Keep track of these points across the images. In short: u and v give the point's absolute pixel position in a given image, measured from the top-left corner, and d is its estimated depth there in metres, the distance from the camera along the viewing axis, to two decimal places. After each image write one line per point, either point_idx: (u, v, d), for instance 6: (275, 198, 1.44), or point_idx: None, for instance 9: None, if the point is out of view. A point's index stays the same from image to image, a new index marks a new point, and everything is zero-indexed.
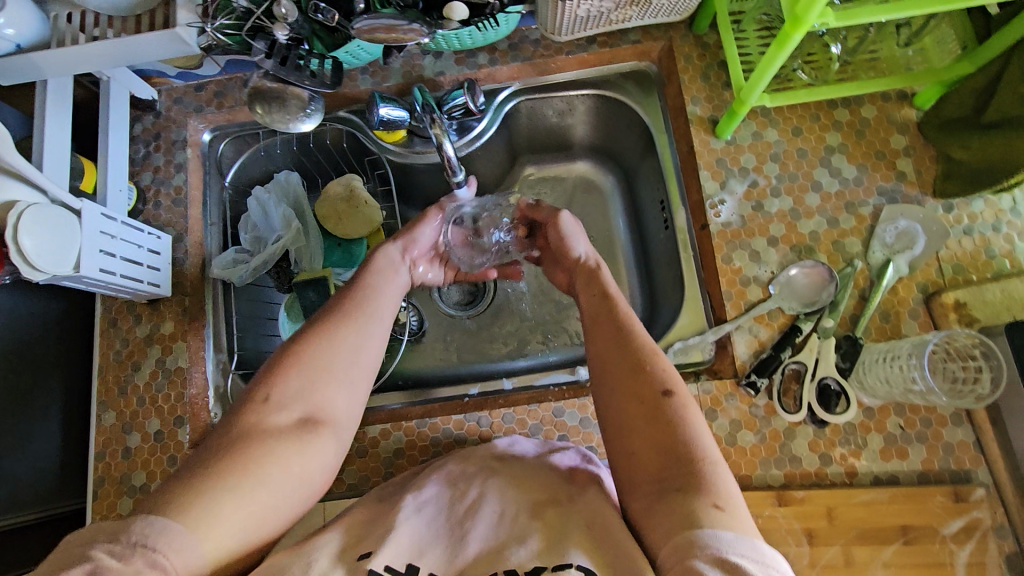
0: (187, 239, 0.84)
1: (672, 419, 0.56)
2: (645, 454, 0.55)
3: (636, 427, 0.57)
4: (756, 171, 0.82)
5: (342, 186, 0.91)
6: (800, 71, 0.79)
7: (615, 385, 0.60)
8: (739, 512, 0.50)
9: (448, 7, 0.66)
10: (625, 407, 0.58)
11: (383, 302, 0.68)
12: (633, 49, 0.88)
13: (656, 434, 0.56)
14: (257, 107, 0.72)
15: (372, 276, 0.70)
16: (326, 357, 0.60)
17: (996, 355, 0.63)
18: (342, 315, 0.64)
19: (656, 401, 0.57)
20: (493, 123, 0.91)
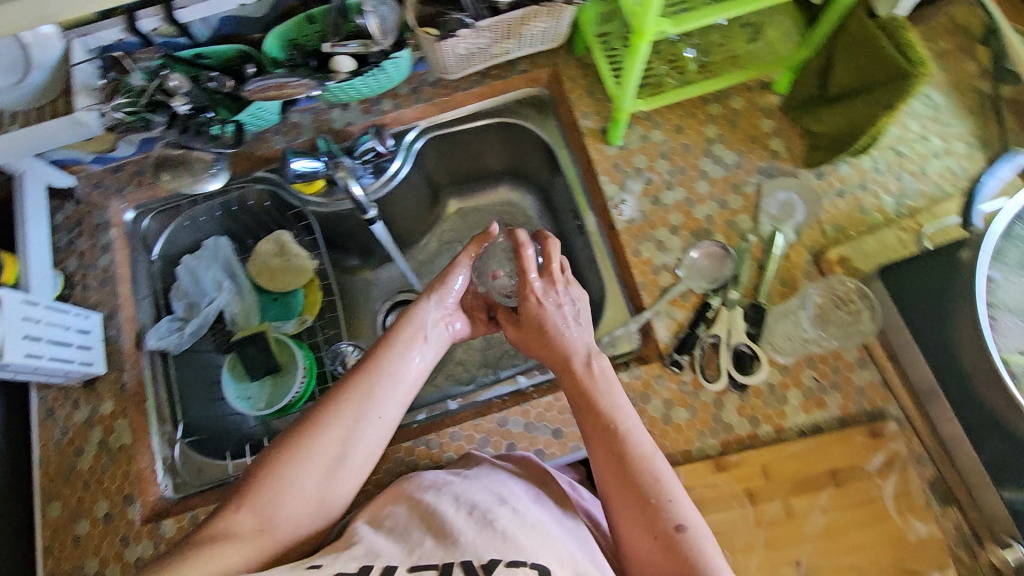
0: (118, 316, 0.85)
1: (664, 521, 0.60)
2: (645, 558, 0.60)
3: (636, 536, 0.61)
4: (649, 169, 0.90)
5: (272, 243, 0.97)
6: (668, 75, 0.87)
7: (619, 493, 0.62)
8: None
9: (333, 59, 0.72)
10: (631, 518, 0.61)
11: (381, 394, 0.65)
12: (523, 77, 0.96)
13: (660, 545, 0.59)
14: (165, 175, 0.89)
15: (366, 365, 0.67)
16: (313, 474, 0.60)
17: (872, 296, 0.75)
18: (328, 424, 0.62)
19: (661, 514, 0.60)
20: (407, 162, 0.97)
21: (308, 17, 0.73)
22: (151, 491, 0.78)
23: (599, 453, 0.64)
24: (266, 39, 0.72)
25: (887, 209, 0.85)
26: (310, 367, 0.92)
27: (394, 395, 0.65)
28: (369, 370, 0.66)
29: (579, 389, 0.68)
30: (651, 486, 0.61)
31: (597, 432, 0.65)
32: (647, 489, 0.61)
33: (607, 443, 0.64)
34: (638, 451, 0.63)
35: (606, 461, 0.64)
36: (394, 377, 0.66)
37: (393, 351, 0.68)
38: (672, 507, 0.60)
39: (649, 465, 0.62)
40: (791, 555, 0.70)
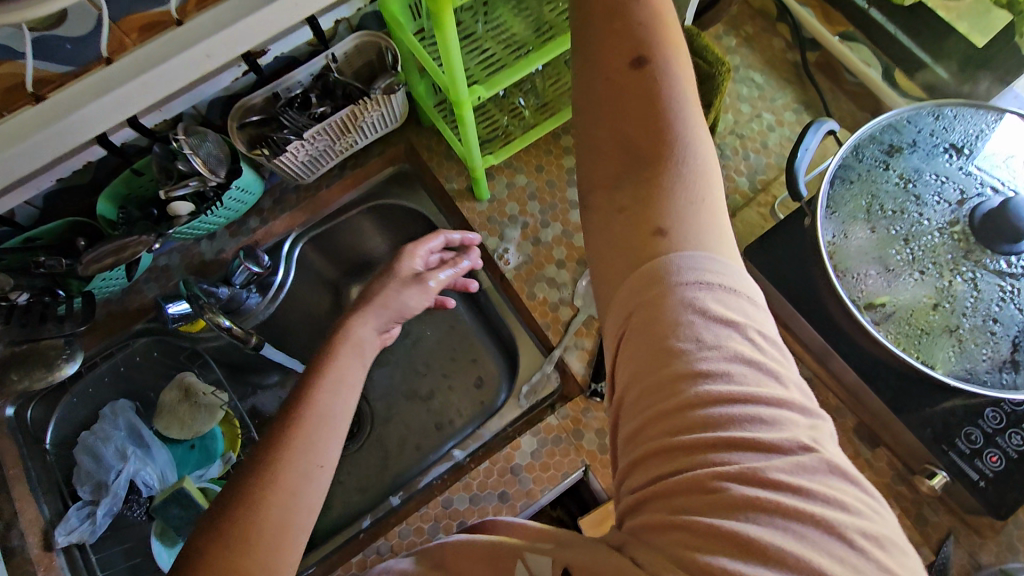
0: (20, 521, 0.79)
1: (634, 57, 0.51)
2: (597, 94, 0.52)
3: (601, 113, 0.52)
4: (522, 214, 0.92)
5: (175, 389, 0.93)
6: (510, 125, 0.92)
7: (591, 54, 0.53)
8: (696, 225, 0.47)
9: (171, 205, 0.72)
10: (601, 88, 0.52)
11: (322, 433, 0.61)
12: (381, 159, 0.98)
13: (623, 106, 0.51)
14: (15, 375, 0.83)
15: (300, 410, 0.62)
16: (259, 545, 0.52)
17: None
18: (270, 483, 0.55)
19: (641, 89, 0.51)
20: (290, 270, 0.96)
21: (134, 172, 0.73)
22: None
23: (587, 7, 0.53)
24: (98, 204, 0.72)
25: (744, 189, 0.90)
26: None
27: (332, 439, 0.61)
28: (304, 411, 0.62)
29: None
30: (627, 27, 0.52)
31: None
32: (624, 32, 0.52)
33: None
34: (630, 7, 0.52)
35: (590, 19, 0.53)
36: (331, 419, 0.62)
37: (328, 391, 0.64)
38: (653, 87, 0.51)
39: (645, 27, 0.52)
40: None
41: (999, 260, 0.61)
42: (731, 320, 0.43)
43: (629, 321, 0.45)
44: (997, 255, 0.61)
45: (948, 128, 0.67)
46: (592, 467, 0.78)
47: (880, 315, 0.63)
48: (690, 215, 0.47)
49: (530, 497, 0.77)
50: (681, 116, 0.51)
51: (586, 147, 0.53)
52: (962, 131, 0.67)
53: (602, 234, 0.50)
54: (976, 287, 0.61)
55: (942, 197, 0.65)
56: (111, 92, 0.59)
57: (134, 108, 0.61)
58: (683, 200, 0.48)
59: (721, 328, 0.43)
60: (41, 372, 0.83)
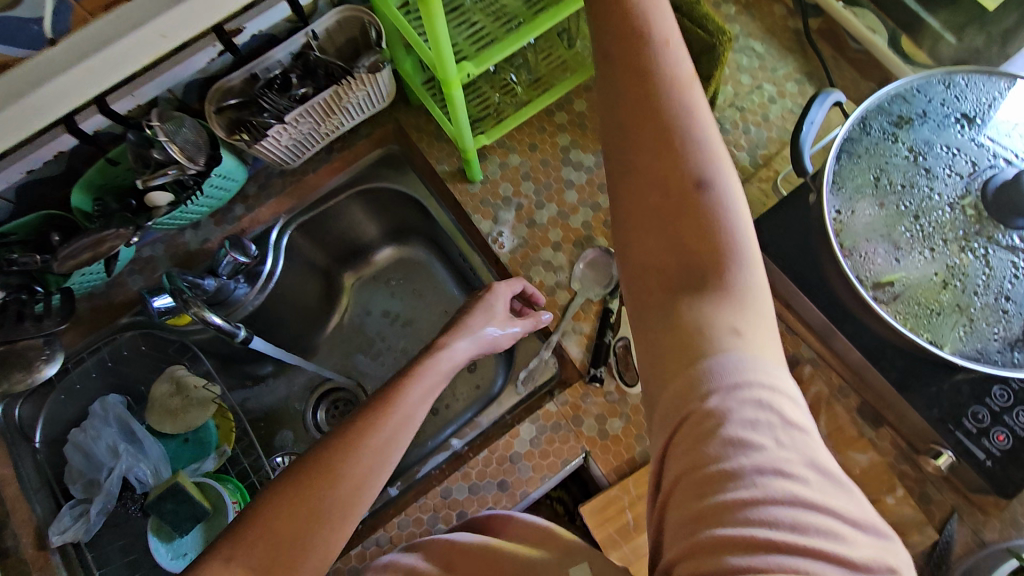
0: (13, 521, 0.78)
1: (681, 162, 0.50)
2: (641, 199, 0.51)
3: (653, 226, 0.50)
4: (516, 195, 0.90)
5: (167, 382, 0.91)
6: (502, 102, 0.88)
7: (632, 159, 0.52)
8: (759, 335, 0.45)
9: (149, 195, 0.69)
10: (652, 200, 0.51)
11: (398, 424, 0.63)
12: (369, 141, 0.96)
13: (670, 209, 0.50)
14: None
15: (388, 397, 0.65)
16: (324, 514, 0.56)
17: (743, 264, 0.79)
18: (343, 459, 0.59)
19: (693, 196, 0.49)
20: (279, 259, 0.93)
21: (109, 161, 0.69)
22: None
23: (629, 116, 0.52)
24: (73, 196, 0.69)
25: (744, 164, 0.87)
26: (241, 498, 0.87)
27: (407, 430, 0.63)
28: (391, 400, 0.64)
29: (621, 29, 0.53)
30: (671, 133, 0.51)
31: (624, 46, 0.53)
32: (669, 138, 0.51)
33: (630, 74, 0.52)
34: (676, 117, 0.51)
35: (636, 131, 0.52)
36: (412, 414, 0.64)
37: (415, 382, 0.67)
38: (704, 196, 0.49)
39: (694, 137, 0.51)
40: None
41: (1011, 236, 0.59)
42: (791, 423, 0.42)
43: (683, 423, 0.43)
44: (1009, 230, 0.59)
45: (960, 97, 0.64)
46: (591, 453, 0.77)
47: (889, 296, 0.61)
48: (749, 323, 0.46)
49: (530, 485, 0.76)
50: (731, 219, 0.49)
51: (629, 247, 0.52)
52: (975, 100, 0.64)
53: (653, 340, 0.48)
54: (988, 263, 0.59)
55: (953, 171, 0.62)
56: (76, 66, 0.54)
57: (102, 84, 0.57)
58: (738, 304, 0.46)
59: (792, 433, 0.42)
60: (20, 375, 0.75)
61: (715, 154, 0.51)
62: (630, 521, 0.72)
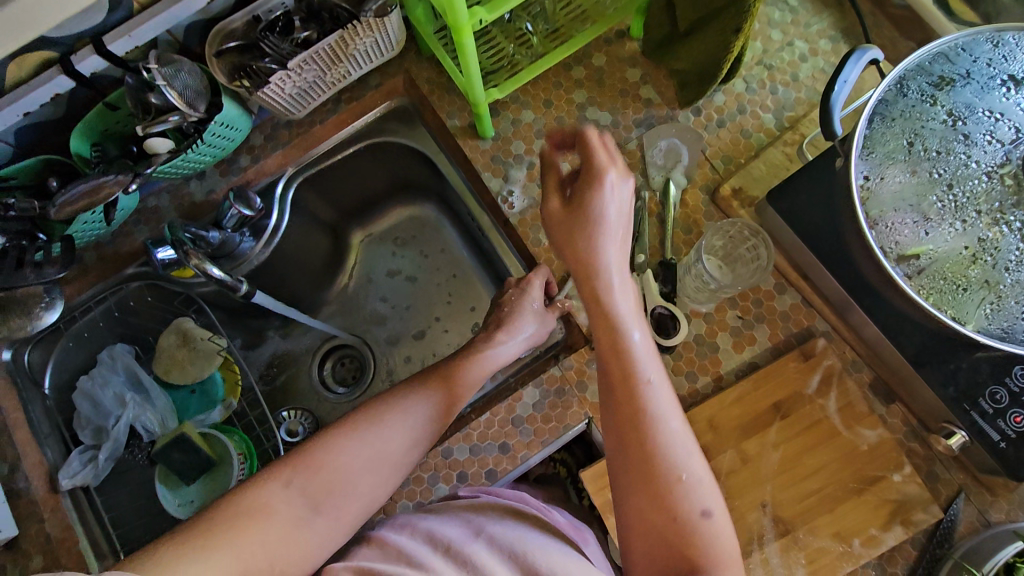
0: (24, 464, 0.79)
1: (668, 483, 0.53)
2: (636, 514, 0.53)
3: (651, 526, 0.53)
4: (529, 153, 0.87)
5: (173, 334, 0.91)
6: (518, 53, 0.84)
7: (623, 468, 0.55)
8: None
9: (147, 142, 0.67)
10: (650, 500, 0.53)
11: (457, 394, 0.67)
12: (378, 92, 0.92)
13: (663, 521, 0.52)
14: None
15: (447, 365, 0.68)
16: (378, 456, 0.61)
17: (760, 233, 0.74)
18: (403, 411, 0.63)
19: (684, 498, 0.52)
20: (284, 213, 0.92)
21: (108, 105, 0.67)
22: None
23: (619, 406, 0.55)
24: (72, 139, 0.67)
25: (768, 127, 0.84)
26: (247, 451, 0.88)
27: (462, 398, 0.67)
28: (452, 368, 0.68)
29: (603, 329, 0.58)
30: (655, 446, 0.53)
31: (609, 358, 0.57)
32: (655, 451, 0.53)
33: (618, 392, 0.56)
34: (654, 410, 0.54)
35: (626, 431, 0.55)
36: (468, 385, 0.68)
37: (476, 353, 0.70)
38: (695, 498, 0.53)
39: (673, 433, 0.54)
40: (756, 498, 0.70)
41: None
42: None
43: None
44: None
45: (1009, 57, 0.60)
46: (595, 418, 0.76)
47: (911, 269, 0.58)
48: None
49: (531, 448, 0.76)
50: (725, 541, 0.52)
51: (631, 547, 0.54)
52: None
53: None
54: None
55: (994, 137, 0.58)
56: None
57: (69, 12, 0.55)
58: None
59: None
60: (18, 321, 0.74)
61: (695, 460, 0.54)
62: None
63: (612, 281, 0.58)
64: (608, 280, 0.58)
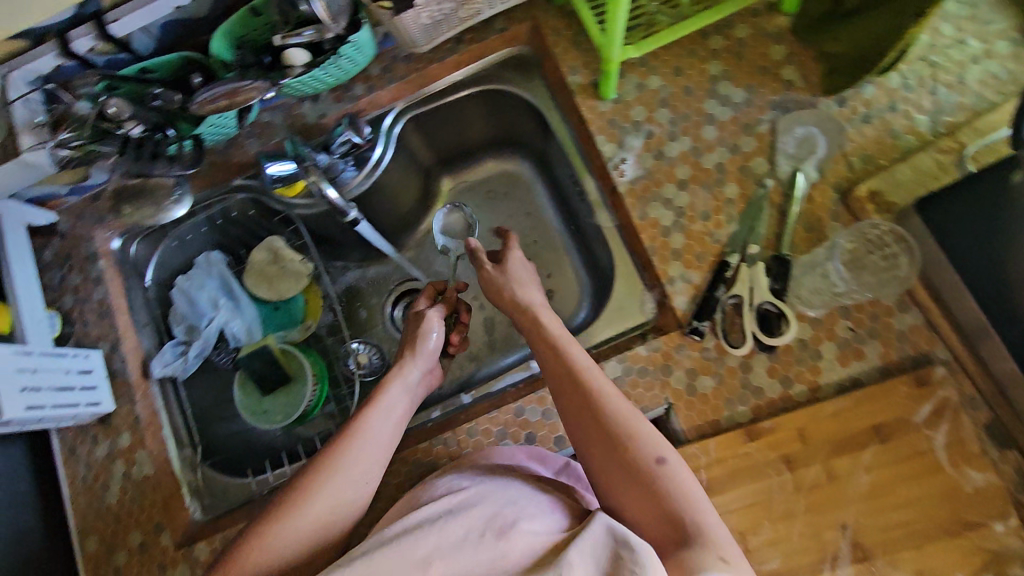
0: (123, 347, 0.83)
1: (624, 442, 0.58)
2: (616, 490, 0.57)
3: (625, 490, 0.56)
4: (648, 121, 0.83)
5: (265, 251, 0.94)
6: (661, 13, 0.80)
7: (592, 458, 0.59)
8: (734, 556, 0.51)
9: (285, 52, 0.68)
10: (614, 464, 0.57)
11: (369, 452, 0.64)
12: (501, 37, 0.89)
13: (639, 488, 0.55)
14: (127, 208, 0.86)
15: (351, 429, 0.65)
16: (304, 534, 0.59)
17: (908, 237, 0.68)
18: (313, 489, 0.60)
19: (640, 451, 0.57)
20: (388, 147, 0.92)
21: (252, 10, 0.67)
22: (180, 517, 0.77)
23: (567, 398, 0.63)
24: (212, 40, 0.67)
25: (921, 130, 0.76)
26: (320, 373, 0.91)
27: (378, 458, 0.64)
28: (354, 435, 0.64)
29: (535, 339, 0.70)
30: (606, 419, 0.59)
31: (548, 360, 0.67)
32: (605, 421, 0.59)
33: (561, 384, 0.64)
34: (594, 385, 0.62)
35: (579, 415, 0.61)
36: (377, 441, 0.65)
37: (377, 413, 0.67)
38: (650, 446, 0.57)
39: (613, 397, 0.61)
40: (837, 519, 0.66)
41: None
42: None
43: None
44: None
45: None
46: (675, 406, 0.73)
47: None
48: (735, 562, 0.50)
49: None
50: (692, 493, 0.55)
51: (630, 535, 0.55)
52: None
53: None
54: None
55: None
56: None
57: None
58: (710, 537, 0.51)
59: None
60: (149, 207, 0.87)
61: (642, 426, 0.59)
62: (703, 481, 0.69)
63: (525, 292, 0.76)
64: (537, 311, 0.73)
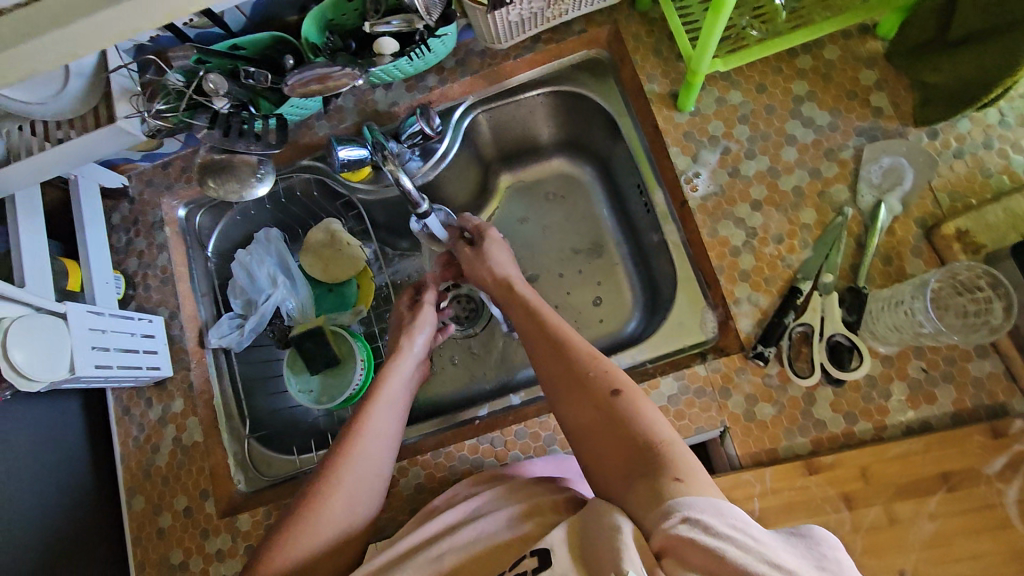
0: (181, 315, 0.85)
1: (595, 385, 0.60)
2: (589, 434, 0.58)
3: (586, 424, 0.58)
4: (726, 137, 0.81)
5: (322, 232, 0.93)
6: (751, 27, 0.78)
7: (566, 404, 0.61)
8: (699, 481, 0.49)
9: (376, 41, 0.68)
10: (577, 399, 0.60)
11: (375, 439, 0.66)
12: (580, 39, 0.88)
13: (609, 429, 0.56)
14: (210, 182, 0.76)
15: (356, 427, 0.66)
16: (330, 528, 0.60)
17: (1003, 282, 0.62)
18: (330, 485, 0.61)
19: (598, 384, 0.60)
20: (456, 140, 0.91)
21: None
22: (225, 486, 0.79)
23: (540, 351, 0.67)
24: (305, 23, 0.68)
25: (1016, 170, 0.73)
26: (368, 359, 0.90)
27: (383, 442, 0.66)
28: (361, 427, 0.66)
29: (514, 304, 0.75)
30: (576, 364, 0.62)
31: (526, 320, 0.71)
32: (575, 366, 0.62)
33: (535, 339, 0.68)
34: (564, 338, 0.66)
35: (552, 364, 0.64)
36: (382, 429, 0.67)
37: (379, 408, 0.69)
38: (609, 381, 0.59)
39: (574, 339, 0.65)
40: (895, 565, 0.64)
41: None
42: (771, 560, 0.41)
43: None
44: None
45: None
46: (731, 430, 0.72)
47: None
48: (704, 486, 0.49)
49: None
50: (659, 429, 0.55)
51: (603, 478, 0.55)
52: None
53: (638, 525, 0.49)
54: None
55: None
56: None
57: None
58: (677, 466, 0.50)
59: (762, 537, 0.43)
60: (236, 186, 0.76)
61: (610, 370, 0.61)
62: (756, 511, 0.67)
63: (494, 264, 0.82)
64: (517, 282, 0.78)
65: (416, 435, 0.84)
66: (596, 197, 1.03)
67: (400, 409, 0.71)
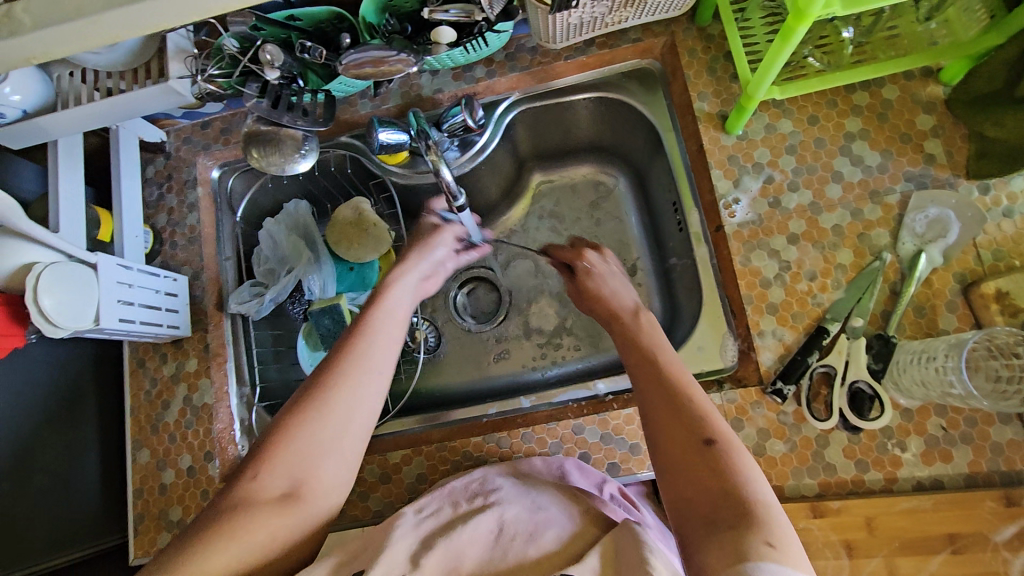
0: (204, 276, 0.86)
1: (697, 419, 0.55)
2: (672, 461, 0.54)
3: (671, 450, 0.55)
4: (771, 165, 0.79)
5: (351, 210, 0.91)
6: (812, 57, 0.77)
7: (654, 414, 0.58)
8: (792, 551, 0.45)
9: (434, 29, 0.68)
10: (665, 424, 0.56)
11: (376, 352, 0.63)
12: (634, 47, 0.86)
13: (699, 461, 0.53)
14: (253, 152, 0.75)
15: (362, 326, 0.64)
16: (331, 424, 0.57)
17: None
18: (333, 378, 0.60)
19: (697, 424, 0.55)
20: (496, 135, 0.91)
21: None
22: (229, 450, 0.80)
23: (640, 369, 0.63)
24: (364, 3, 0.67)
25: None
26: None
27: (382, 351, 0.63)
28: (365, 329, 0.64)
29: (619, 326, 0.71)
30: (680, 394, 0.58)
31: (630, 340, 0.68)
32: (677, 391, 0.58)
33: (637, 356, 0.65)
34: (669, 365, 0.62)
35: (649, 383, 0.61)
36: (383, 335, 0.64)
37: (382, 313, 0.66)
38: (705, 422, 0.55)
39: (671, 369, 0.62)
40: None
41: None
42: None
43: None
44: None
45: None
46: None
47: None
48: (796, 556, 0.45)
49: None
50: (753, 482, 0.51)
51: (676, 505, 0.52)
52: None
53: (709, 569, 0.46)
54: None
55: None
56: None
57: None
58: (769, 525, 0.47)
59: None
60: (279, 158, 0.76)
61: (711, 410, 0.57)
62: None
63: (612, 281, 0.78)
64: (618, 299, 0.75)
65: (410, 425, 0.85)
66: (626, 209, 1.02)
67: (401, 312, 0.69)
